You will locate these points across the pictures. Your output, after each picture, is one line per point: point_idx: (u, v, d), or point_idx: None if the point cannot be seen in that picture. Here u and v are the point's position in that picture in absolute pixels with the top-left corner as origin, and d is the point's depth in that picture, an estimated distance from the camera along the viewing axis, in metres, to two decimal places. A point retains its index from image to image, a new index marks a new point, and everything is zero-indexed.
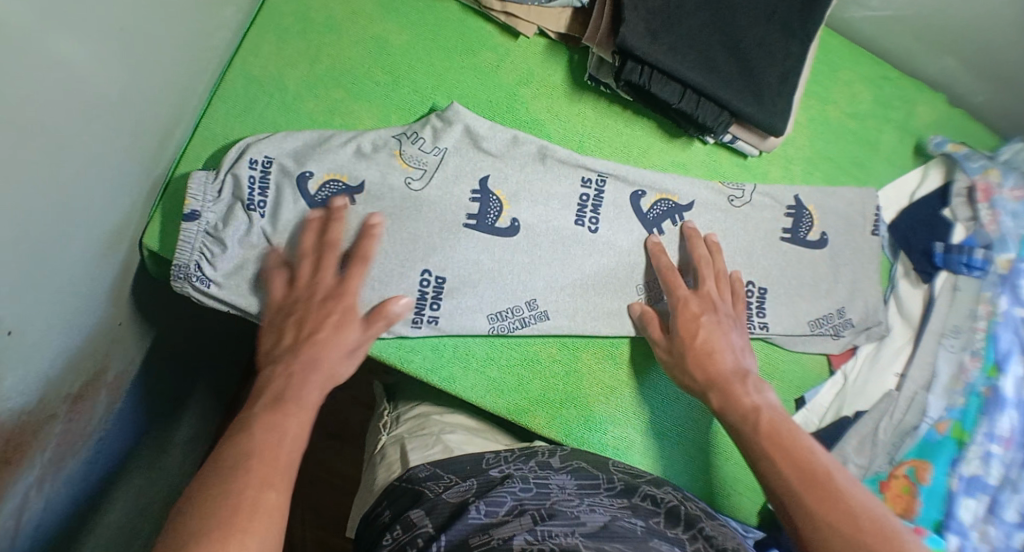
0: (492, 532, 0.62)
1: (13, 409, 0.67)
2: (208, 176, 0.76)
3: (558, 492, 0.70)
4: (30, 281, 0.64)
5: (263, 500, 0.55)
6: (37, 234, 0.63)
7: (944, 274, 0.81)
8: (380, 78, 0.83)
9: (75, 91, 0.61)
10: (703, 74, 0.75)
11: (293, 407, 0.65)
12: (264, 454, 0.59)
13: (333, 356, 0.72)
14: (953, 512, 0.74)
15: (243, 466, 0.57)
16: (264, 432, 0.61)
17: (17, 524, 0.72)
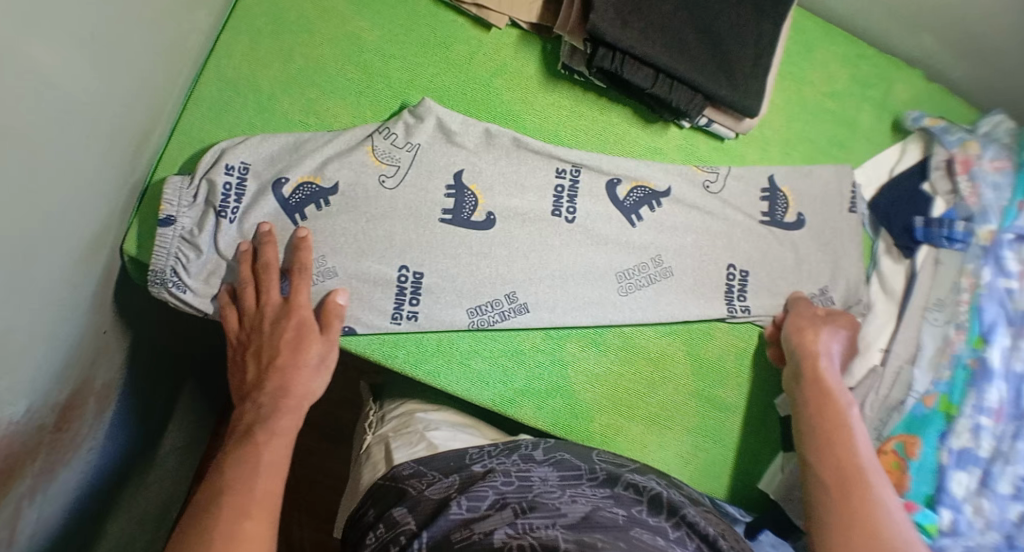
0: (474, 527, 0.63)
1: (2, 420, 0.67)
2: (183, 182, 0.77)
3: (541, 485, 0.70)
4: (12, 289, 0.64)
5: (240, 533, 0.59)
6: (18, 242, 0.63)
7: (926, 248, 0.81)
8: (353, 76, 0.83)
9: (51, 98, 0.61)
10: (675, 58, 0.75)
11: (257, 459, 0.65)
12: (258, 497, 0.62)
13: (296, 409, 0.71)
14: (945, 486, 0.73)
15: (221, 504, 0.60)
16: (240, 470, 0.64)
17: (10, 537, 0.73)
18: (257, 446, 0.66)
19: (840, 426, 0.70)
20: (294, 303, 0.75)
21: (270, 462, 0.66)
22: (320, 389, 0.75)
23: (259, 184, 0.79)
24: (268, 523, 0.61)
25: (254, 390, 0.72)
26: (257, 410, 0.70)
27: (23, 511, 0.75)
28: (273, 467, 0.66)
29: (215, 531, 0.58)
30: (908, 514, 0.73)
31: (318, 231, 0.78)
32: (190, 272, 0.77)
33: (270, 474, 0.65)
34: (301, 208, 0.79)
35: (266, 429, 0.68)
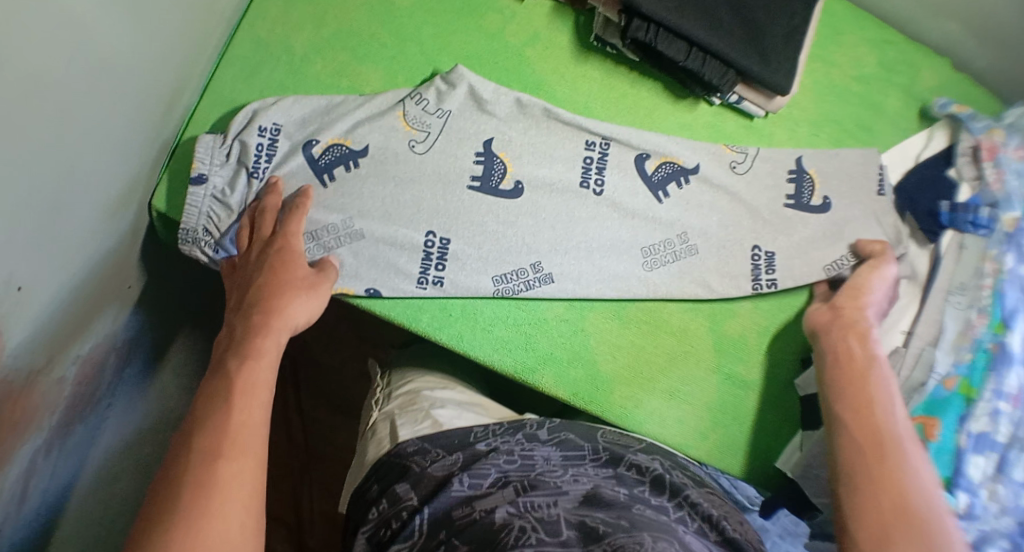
0: (475, 504, 0.64)
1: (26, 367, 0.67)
2: (215, 141, 0.78)
3: (543, 463, 0.70)
4: (40, 231, 0.64)
5: (215, 470, 0.55)
6: (49, 185, 0.63)
7: (951, 233, 0.82)
8: (386, 40, 0.83)
9: (89, 41, 0.62)
10: (709, 31, 0.75)
11: (232, 391, 0.61)
12: (235, 433, 0.58)
13: (278, 327, 0.68)
14: (962, 469, 0.73)
15: (196, 446, 0.56)
16: (213, 401, 0.60)
17: (26, 486, 0.73)
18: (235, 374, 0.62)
19: (865, 400, 0.69)
20: (284, 231, 0.75)
21: (248, 389, 0.61)
22: (312, 309, 0.72)
23: (291, 144, 0.79)
24: (251, 457, 0.57)
25: (234, 314, 0.71)
26: (233, 343, 0.66)
27: (39, 464, 0.74)
28: (251, 395, 0.61)
29: (189, 469, 0.55)
30: None
31: (346, 192, 0.79)
32: (221, 229, 0.78)
33: (246, 404, 0.60)
34: (330, 169, 0.79)
35: (243, 355, 0.64)
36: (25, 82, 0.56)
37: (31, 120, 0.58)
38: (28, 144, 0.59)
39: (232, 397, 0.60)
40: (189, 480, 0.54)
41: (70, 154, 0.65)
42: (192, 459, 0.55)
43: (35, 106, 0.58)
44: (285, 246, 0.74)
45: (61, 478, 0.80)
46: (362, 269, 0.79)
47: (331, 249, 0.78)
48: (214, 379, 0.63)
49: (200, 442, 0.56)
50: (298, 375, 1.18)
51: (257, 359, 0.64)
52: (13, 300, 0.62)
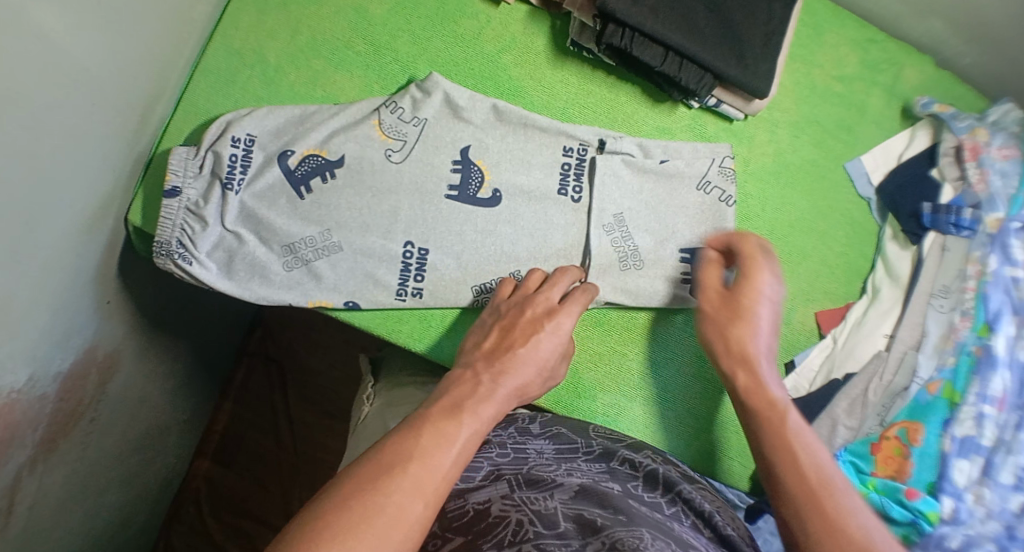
0: (467, 496, 0.63)
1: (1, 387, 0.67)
2: (189, 152, 0.77)
3: (536, 457, 0.70)
4: (9, 256, 0.63)
5: (386, 504, 0.48)
6: (19, 210, 0.63)
7: (933, 234, 0.80)
8: (360, 48, 0.82)
9: (55, 63, 0.61)
10: (684, 36, 0.75)
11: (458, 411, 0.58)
12: (418, 452, 0.52)
13: (523, 357, 0.67)
14: (946, 474, 0.72)
15: (384, 467, 0.51)
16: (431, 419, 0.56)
17: (9, 504, 0.74)
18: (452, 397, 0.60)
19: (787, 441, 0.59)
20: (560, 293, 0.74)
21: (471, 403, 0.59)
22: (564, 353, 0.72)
23: (265, 155, 0.78)
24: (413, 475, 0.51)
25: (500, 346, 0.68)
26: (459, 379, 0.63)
27: (19, 482, 0.74)
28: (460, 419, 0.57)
29: (367, 486, 0.49)
30: (909, 501, 0.71)
31: (322, 204, 0.78)
32: (196, 244, 0.77)
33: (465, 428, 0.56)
34: (307, 180, 0.78)
35: (496, 366, 0.65)
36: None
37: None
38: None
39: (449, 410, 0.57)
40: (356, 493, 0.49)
41: (40, 175, 0.64)
42: (388, 471, 0.51)
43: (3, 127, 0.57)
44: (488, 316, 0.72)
45: (46, 493, 0.80)
46: (339, 282, 0.79)
47: (309, 262, 0.78)
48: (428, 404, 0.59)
49: (411, 446, 0.53)
50: (285, 379, 1.24)
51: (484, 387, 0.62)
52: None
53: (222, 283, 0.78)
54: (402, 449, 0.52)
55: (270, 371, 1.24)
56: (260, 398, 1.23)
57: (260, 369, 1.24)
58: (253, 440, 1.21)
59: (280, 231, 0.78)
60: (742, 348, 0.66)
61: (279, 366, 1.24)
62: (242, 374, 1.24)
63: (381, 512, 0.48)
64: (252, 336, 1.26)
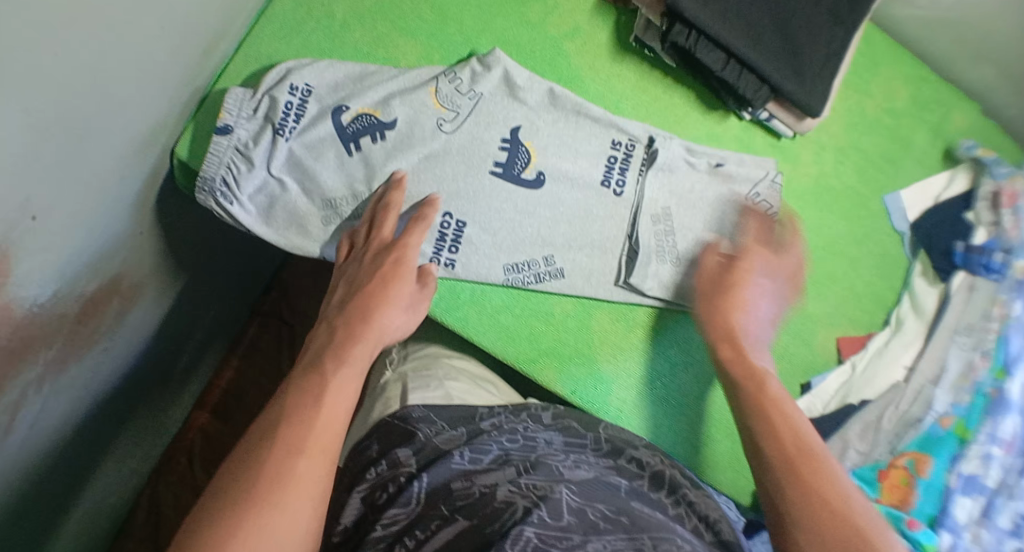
0: (474, 479, 0.64)
1: (29, 296, 0.67)
2: (245, 94, 0.77)
3: (545, 447, 0.70)
4: (57, 162, 0.64)
5: (285, 470, 0.54)
6: (74, 118, 0.63)
7: (963, 274, 0.81)
8: (427, 16, 0.83)
9: None
10: (749, 45, 0.76)
11: (324, 389, 0.61)
12: (279, 433, 0.56)
13: (372, 337, 0.69)
14: (948, 510, 0.72)
15: (270, 459, 0.54)
16: (300, 396, 0.60)
17: (14, 418, 0.73)
18: (311, 385, 0.61)
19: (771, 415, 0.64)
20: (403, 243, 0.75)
21: (333, 385, 0.62)
22: (405, 325, 0.74)
23: (318, 105, 0.79)
24: (273, 458, 0.55)
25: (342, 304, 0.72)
26: (331, 343, 0.67)
27: (29, 398, 0.74)
28: (336, 398, 0.61)
29: (262, 481, 0.53)
30: (909, 530, 0.72)
31: (369, 163, 0.79)
32: (239, 185, 0.76)
33: (334, 404, 0.60)
34: (356, 139, 0.79)
35: (349, 321, 0.70)
36: (55, 8, 0.55)
37: (57, 51, 0.57)
38: (52, 72, 0.58)
39: (312, 388, 0.61)
40: (257, 490, 0.52)
41: (95, 91, 0.64)
42: (287, 456, 0.55)
43: (65, 34, 0.57)
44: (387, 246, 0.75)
45: (50, 415, 0.80)
46: None
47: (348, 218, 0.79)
48: (286, 390, 0.61)
49: (278, 433, 0.56)
50: (294, 340, 1.25)
51: (344, 365, 0.64)
52: (18, 225, 0.61)
53: (259, 226, 0.78)
54: (274, 440, 0.56)
55: (280, 333, 1.26)
56: (266, 355, 1.25)
57: (272, 327, 1.26)
58: (254, 398, 1.22)
59: (324, 185, 0.79)
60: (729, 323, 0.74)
61: (290, 327, 1.26)
62: (253, 332, 1.25)
63: (286, 494, 0.53)
64: (269, 295, 1.27)
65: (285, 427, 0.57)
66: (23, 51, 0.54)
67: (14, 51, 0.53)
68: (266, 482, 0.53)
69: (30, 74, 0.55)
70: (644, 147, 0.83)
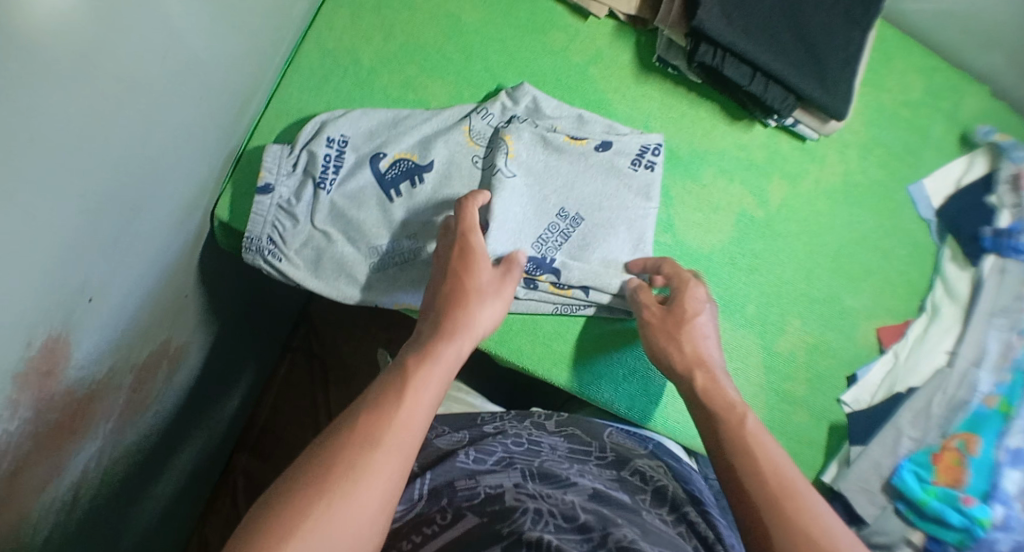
0: (479, 479, 0.66)
1: (86, 376, 0.67)
2: (283, 150, 0.78)
3: (549, 452, 0.73)
4: (108, 244, 0.64)
5: (365, 453, 0.50)
6: (121, 200, 0.63)
7: (993, 257, 0.84)
8: (453, 55, 0.84)
9: (167, 55, 0.62)
10: (775, 57, 0.78)
11: (405, 384, 0.56)
12: (356, 424, 0.52)
13: (460, 327, 0.64)
14: (999, 483, 0.75)
15: (349, 435, 0.51)
16: (386, 383, 0.57)
17: (76, 495, 0.73)
18: (395, 380, 0.57)
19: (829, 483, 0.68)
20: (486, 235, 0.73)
21: (412, 380, 0.57)
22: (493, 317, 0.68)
23: (356, 155, 0.80)
24: (355, 440, 0.51)
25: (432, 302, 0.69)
26: (416, 341, 0.62)
27: (89, 472, 0.75)
28: (416, 394, 0.56)
29: (338, 459, 0.50)
30: (966, 507, 0.74)
31: (411, 208, 0.79)
32: (286, 242, 0.78)
33: (413, 401, 0.55)
34: (396, 184, 0.79)
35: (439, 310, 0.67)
36: (95, 99, 0.55)
37: (98, 135, 0.57)
38: (95, 157, 0.58)
39: (392, 382, 0.57)
40: (330, 467, 0.49)
41: (137, 169, 0.64)
42: (364, 440, 0.51)
43: (106, 120, 0.57)
44: (476, 280, 0.68)
45: (105, 485, 0.79)
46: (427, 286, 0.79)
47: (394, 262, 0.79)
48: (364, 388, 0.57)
49: (351, 420, 0.53)
50: (326, 374, 1.25)
51: (431, 359, 0.59)
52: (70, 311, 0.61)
53: (308, 278, 0.78)
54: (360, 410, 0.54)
55: (312, 366, 1.26)
56: (301, 390, 1.25)
57: (302, 362, 1.26)
58: (293, 435, 1.22)
59: (370, 233, 0.79)
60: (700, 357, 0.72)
61: (321, 361, 1.26)
62: (286, 369, 1.26)
63: (361, 480, 0.49)
64: (297, 331, 1.28)
65: (364, 412, 0.53)
66: (67, 141, 0.54)
67: (58, 146, 0.53)
68: (341, 462, 0.50)
69: (74, 164, 0.55)
70: (526, 125, 0.80)
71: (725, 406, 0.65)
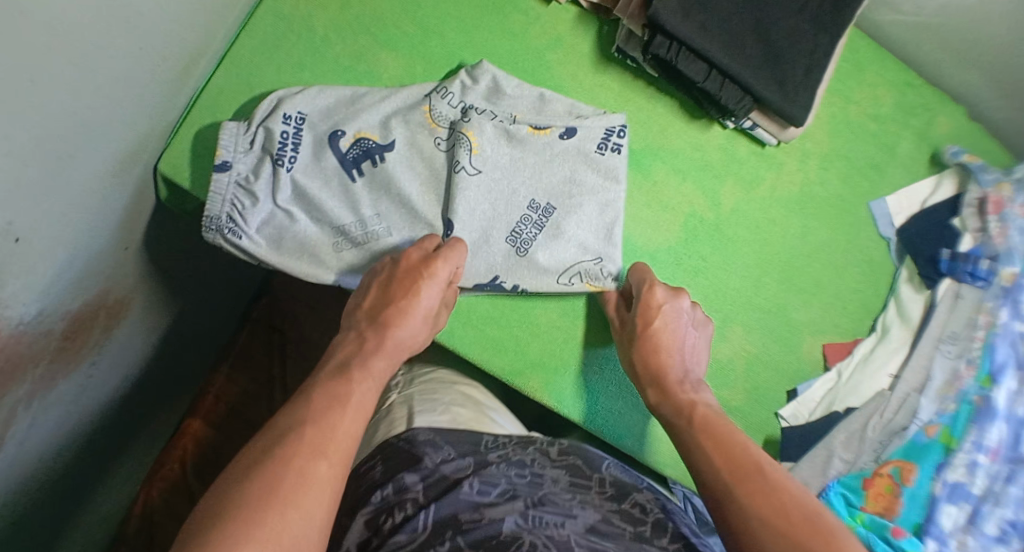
0: (484, 511, 0.64)
1: (9, 317, 0.65)
2: (239, 128, 0.77)
3: (552, 484, 0.70)
4: (37, 182, 0.62)
5: (312, 472, 0.55)
6: (52, 138, 0.62)
7: (948, 281, 0.81)
8: (409, 29, 0.83)
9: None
10: (731, 56, 0.76)
11: (347, 405, 0.61)
12: (302, 442, 0.57)
13: (395, 348, 0.69)
14: (934, 517, 0.72)
15: (296, 452, 0.56)
16: (326, 401, 0.61)
17: (1, 438, 0.70)
18: (334, 397, 0.62)
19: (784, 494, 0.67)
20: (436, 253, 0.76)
21: (347, 401, 0.62)
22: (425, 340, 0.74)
23: (315, 135, 0.78)
24: (303, 458, 0.56)
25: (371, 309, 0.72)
26: (353, 356, 0.67)
27: (16, 417, 0.72)
28: (354, 413, 0.61)
29: (286, 475, 0.54)
30: (894, 539, 0.71)
31: (373, 188, 0.79)
32: (244, 219, 0.76)
33: (352, 422, 0.61)
34: (358, 164, 0.79)
35: (380, 325, 0.70)
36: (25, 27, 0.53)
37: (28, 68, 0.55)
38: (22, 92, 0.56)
39: (332, 400, 0.61)
40: (279, 484, 0.53)
41: (79, 111, 0.64)
42: (309, 459, 0.56)
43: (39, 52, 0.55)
44: (417, 305, 0.71)
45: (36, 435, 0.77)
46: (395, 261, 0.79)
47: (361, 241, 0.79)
48: (301, 402, 0.61)
49: (294, 438, 0.57)
50: (285, 348, 1.26)
51: (366, 380, 0.65)
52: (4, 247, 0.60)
53: (271, 258, 0.77)
54: (302, 426, 0.58)
55: (271, 339, 1.26)
56: (258, 362, 1.24)
57: (263, 334, 1.26)
58: (245, 406, 1.21)
59: (330, 213, 0.78)
60: (656, 367, 0.73)
61: (282, 335, 1.26)
62: (245, 337, 1.25)
63: (307, 501, 0.54)
64: (258, 303, 1.27)
65: (309, 431, 0.58)
66: (10, 73, 0.54)
67: None
68: (291, 479, 0.54)
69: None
70: (486, 117, 0.79)
71: (675, 410, 0.69)
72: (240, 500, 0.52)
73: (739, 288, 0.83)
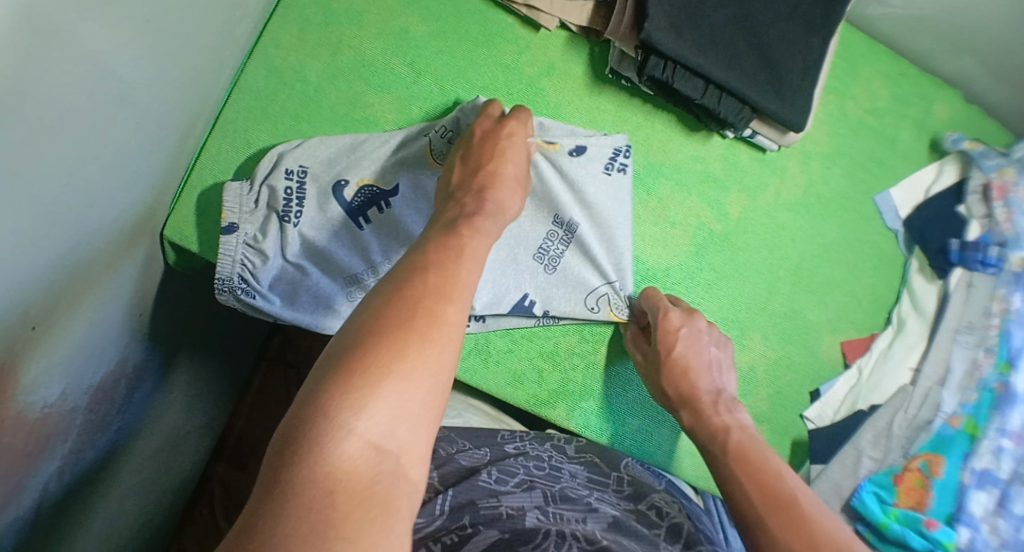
0: (501, 498, 0.62)
1: (37, 403, 0.64)
2: (242, 188, 0.77)
3: (569, 479, 0.69)
4: (55, 274, 0.61)
5: (428, 356, 0.50)
6: (67, 228, 0.61)
7: (960, 270, 0.82)
8: (402, 71, 0.83)
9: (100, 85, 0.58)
10: (727, 70, 0.76)
11: (453, 269, 0.57)
12: (416, 314, 0.52)
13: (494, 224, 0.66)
14: (964, 506, 0.73)
15: (409, 326, 0.51)
16: (438, 264, 0.57)
17: (34, 516, 0.70)
18: (443, 258, 0.58)
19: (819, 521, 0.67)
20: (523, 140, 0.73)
21: (456, 270, 0.57)
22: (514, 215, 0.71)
23: (317, 186, 0.78)
24: (419, 335, 0.51)
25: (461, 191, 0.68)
26: (451, 223, 0.63)
27: (50, 492, 0.72)
28: (460, 273, 0.57)
29: (400, 342, 0.50)
30: (928, 531, 0.73)
31: (382, 234, 0.79)
32: (257, 278, 0.76)
33: (462, 284, 0.56)
34: (364, 212, 0.79)
35: (476, 197, 0.67)
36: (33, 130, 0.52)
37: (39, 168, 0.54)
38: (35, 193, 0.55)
39: (445, 263, 0.57)
40: (393, 360, 0.49)
41: (88, 196, 0.63)
42: (419, 329, 0.51)
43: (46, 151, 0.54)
44: (506, 174, 0.70)
45: (68, 502, 0.77)
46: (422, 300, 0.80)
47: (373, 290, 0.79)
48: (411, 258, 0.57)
49: (408, 303, 0.52)
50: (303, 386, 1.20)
51: (470, 253, 0.60)
52: (26, 340, 0.59)
53: (287, 314, 0.78)
54: (410, 288, 0.54)
55: (287, 377, 1.18)
56: (277, 401, 1.19)
57: (278, 372, 1.19)
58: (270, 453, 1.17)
59: (342, 263, 0.78)
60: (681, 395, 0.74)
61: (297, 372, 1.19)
62: (260, 378, 1.18)
63: (418, 381, 0.49)
64: (270, 342, 1.21)
65: (423, 294, 0.53)
66: (24, 177, 0.53)
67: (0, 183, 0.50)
68: (402, 357, 0.49)
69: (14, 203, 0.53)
70: None
71: (711, 436, 0.70)
72: (364, 351, 0.49)
73: (753, 296, 0.84)
